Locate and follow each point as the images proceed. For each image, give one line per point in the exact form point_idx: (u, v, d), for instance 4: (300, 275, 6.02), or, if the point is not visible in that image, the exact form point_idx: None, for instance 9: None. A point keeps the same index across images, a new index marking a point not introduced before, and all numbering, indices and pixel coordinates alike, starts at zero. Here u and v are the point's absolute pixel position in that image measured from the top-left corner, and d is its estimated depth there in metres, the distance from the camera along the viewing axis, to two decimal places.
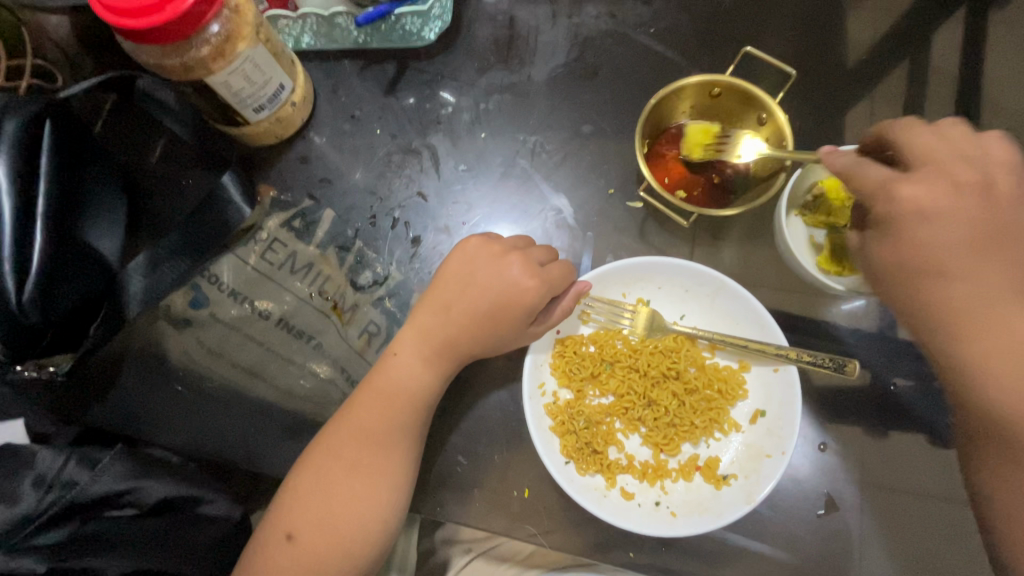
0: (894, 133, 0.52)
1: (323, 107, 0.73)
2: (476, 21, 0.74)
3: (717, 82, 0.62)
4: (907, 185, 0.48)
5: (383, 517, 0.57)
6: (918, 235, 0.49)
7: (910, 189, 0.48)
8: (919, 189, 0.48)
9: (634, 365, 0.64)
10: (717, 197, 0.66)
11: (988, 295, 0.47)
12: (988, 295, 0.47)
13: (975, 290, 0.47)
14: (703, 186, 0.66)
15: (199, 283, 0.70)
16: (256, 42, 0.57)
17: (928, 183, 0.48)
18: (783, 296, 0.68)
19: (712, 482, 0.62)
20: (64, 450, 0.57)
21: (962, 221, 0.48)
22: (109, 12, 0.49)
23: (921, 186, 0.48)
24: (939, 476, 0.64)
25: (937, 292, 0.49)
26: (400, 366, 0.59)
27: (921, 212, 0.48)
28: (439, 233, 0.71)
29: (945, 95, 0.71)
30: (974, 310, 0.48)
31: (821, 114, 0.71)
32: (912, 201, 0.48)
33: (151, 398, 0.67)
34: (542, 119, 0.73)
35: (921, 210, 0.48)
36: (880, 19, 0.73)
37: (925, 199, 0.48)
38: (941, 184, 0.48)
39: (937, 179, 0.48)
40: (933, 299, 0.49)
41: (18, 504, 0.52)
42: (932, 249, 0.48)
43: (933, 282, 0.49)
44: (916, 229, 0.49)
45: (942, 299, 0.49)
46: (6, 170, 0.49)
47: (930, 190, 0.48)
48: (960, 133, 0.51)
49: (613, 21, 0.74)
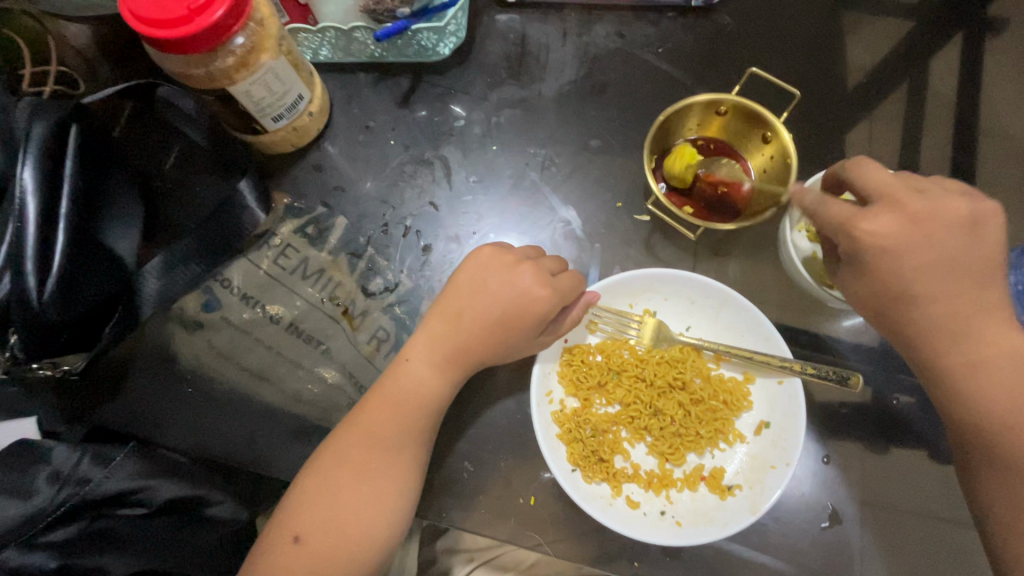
0: (845, 168, 0.53)
1: (338, 118, 0.75)
2: (488, 37, 0.76)
3: (723, 101, 0.64)
4: (867, 222, 0.49)
5: (390, 521, 0.57)
6: (883, 266, 0.50)
7: (872, 224, 0.49)
8: (880, 224, 0.49)
9: (641, 375, 0.65)
10: (717, 212, 0.67)
11: (953, 313, 0.50)
12: (956, 315, 0.50)
13: (937, 312, 0.51)
14: (702, 202, 0.67)
15: (212, 286, 0.71)
16: (278, 54, 0.59)
17: (886, 218, 0.49)
18: (785, 312, 0.69)
19: (717, 491, 0.62)
20: (80, 446, 0.56)
21: (927, 247, 0.49)
22: (140, 22, 0.51)
23: (880, 221, 0.49)
24: (939, 491, 0.65)
25: (909, 313, 0.51)
26: (412, 372, 0.60)
27: (884, 247, 0.49)
28: (450, 242, 0.73)
29: (943, 118, 0.73)
30: (948, 327, 0.51)
31: (822, 133, 0.73)
32: (877, 236, 0.49)
33: (161, 401, 0.68)
34: (551, 133, 0.75)
35: (883, 244, 0.49)
36: (879, 44, 0.75)
37: (886, 233, 0.49)
38: (898, 216, 0.49)
39: (891, 213, 0.49)
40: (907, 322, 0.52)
41: (31, 499, 0.52)
42: (905, 274, 0.50)
43: (906, 303, 0.51)
44: (881, 261, 0.50)
45: (917, 318, 0.51)
46: (33, 174, 0.51)
47: (887, 224, 0.49)
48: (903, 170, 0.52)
49: (621, 40, 0.76)
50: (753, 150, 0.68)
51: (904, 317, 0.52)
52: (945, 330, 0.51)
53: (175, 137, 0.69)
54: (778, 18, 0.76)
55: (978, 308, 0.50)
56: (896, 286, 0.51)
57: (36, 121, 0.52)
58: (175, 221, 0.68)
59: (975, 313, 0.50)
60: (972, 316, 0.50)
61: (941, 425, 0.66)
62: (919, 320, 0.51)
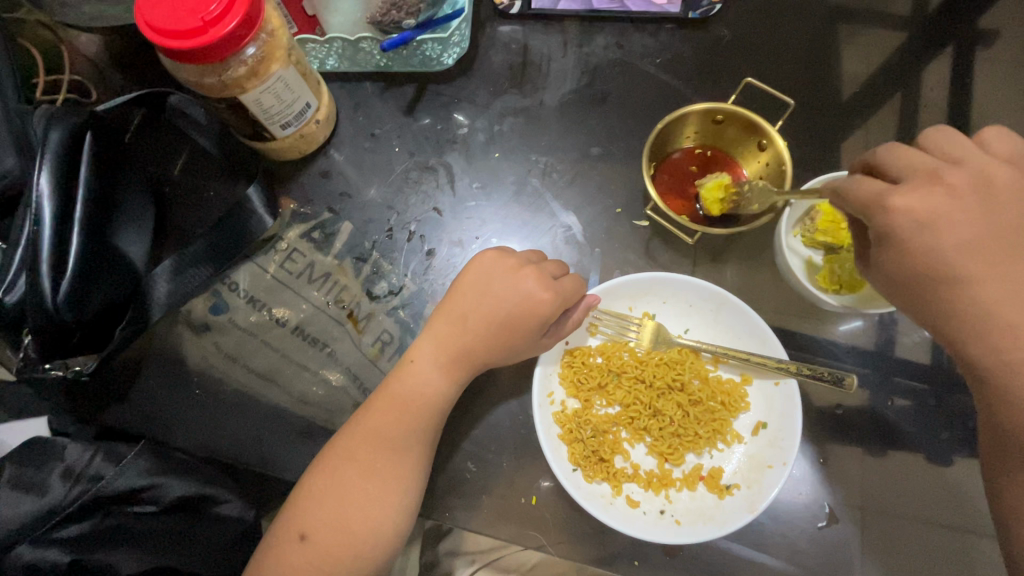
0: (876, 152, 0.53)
1: (345, 125, 0.77)
2: (492, 48, 0.78)
3: (719, 110, 0.66)
4: (899, 196, 0.49)
5: (395, 520, 0.58)
6: (916, 243, 0.49)
7: (905, 200, 0.48)
8: (912, 199, 0.48)
9: (640, 376, 0.66)
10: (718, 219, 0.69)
11: (1010, 295, 0.47)
12: (1012, 298, 0.47)
13: (990, 293, 0.48)
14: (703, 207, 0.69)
15: (220, 290, 0.72)
16: (288, 64, 0.61)
17: (921, 192, 0.48)
18: (782, 315, 0.71)
19: (715, 491, 0.64)
20: (92, 444, 0.60)
21: (967, 220, 0.48)
22: (156, 34, 0.53)
23: (913, 197, 0.48)
24: (934, 492, 0.66)
25: (957, 295, 0.49)
26: (416, 373, 0.61)
27: (919, 222, 0.48)
28: (453, 246, 0.74)
29: (935, 127, 0.75)
30: (1003, 314, 0.48)
31: (818, 142, 0.75)
32: (910, 211, 0.48)
33: (170, 402, 0.69)
34: (553, 141, 0.77)
35: (917, 218, 0.48)
36: (872, 54, 0.77)
37: (919, 207, 0.48)
38: (935, 190, 0.48)
39: (926, 188, 0.49)
40: (955, 306, 0.49)
41: (46, 494, 0.55)
42: (945, 252, 0.48)
43: (946, 286, 0.49)
44: (915, 238, 0.49)
45: (957, 302, 0.49)
46: (50, 180, 0.52)
47: (922, 198, 0.48)
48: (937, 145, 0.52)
49: (621, 51, 0.78)
50: (748, 157, 0.70)
51: (944, 304, 0.50)
52: (996, 316, 0.48)
53: (187, 143, 0.73)
54: (773, 30, 0.78)
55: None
56: (936, 265, 0.49)
57: (53, 128, 0.53)
58: (185, 225, 0.72)
59: None
60: None
61: (935, 427, 0.67)
62: (968, 304, 0.49)
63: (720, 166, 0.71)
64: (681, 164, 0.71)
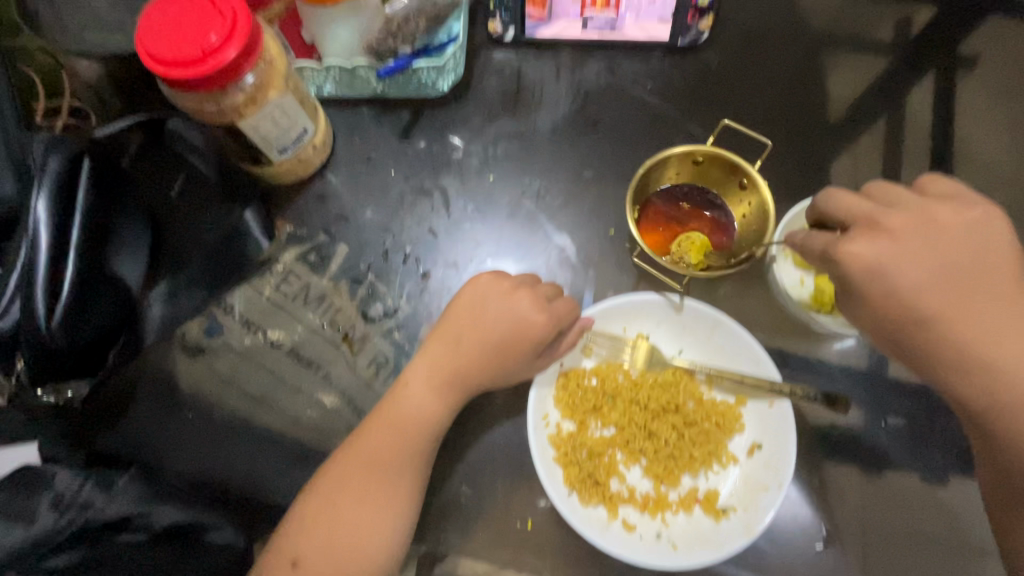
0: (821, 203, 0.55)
1: (341, 150, 0.78)
2: (486, 73, 0.80)
3: (698, 151, 0.67)
4: (851, 244, 0.51)
5: (389, 546, 0.58)
6: (873, 290, 0.51)
7: (852, 247, 0.50)
8: (860, 247, 0.50)
9: (636, 399, 0.66)
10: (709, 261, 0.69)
11: (971, 331, 0.50)
12: (971, 335, 0.50)
13: (954, 331, 0.50)
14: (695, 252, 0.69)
15: (215, 312, 0.73)
16: (285, 91, 0.62)
17: (867, 240, 0.50)
18: (774, 335, 0.71)
19: (711, 514, 0.64)
20: (81, 472, 0.58)
21: (916, 261, 0.50)
22: (156, 64, 0.54)
23: (859, 244, 0.50)
24: (931, 512, 0.66)
25: (922, 335, 0.51)
26: (411, 396, 0.61)
27: (870, 268, 0.50)
28: (448, 268, 0.75)
29: (920, 148, 0.77)
30: (962, 350, 0.50)
31: (806, 164, 0.76)
32: (859, 258, 0.50)
33: (163, 428, 0.70)
34: (547, 165, 0.78)
35: (866, 265, 0.50)
36: (858, 79, 0.79)
37: (867, 254, 0.50)
38: (879, 238, 0.50)
39: (873, 236, 0.51)
40: (923, 344, 0.51)
41: (33, 524, 0.53)
42: (904, 293, 0.50)
43: (926, 328, 0.51)
44: (874, 284, 0.50)
45: (937, 341, 0.51)
46: (48, 205, 0.52)
47: (868, 246, 0.50)
48: (879, 189, 0.54)
49: (612, 76, 0.79)
50: (733, 198, 0.70)
51: (930, 344, 0.51)
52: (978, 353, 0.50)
53: None
54: (760, 57, 0.80)
55: (998, 326, 0.50)
56: (905, 311, 0.51)
57: (51, 155, 0.54)
58: None
59: (990, 333, 0.50)
60: (987, 335, 0.50)
61: (930, 445, 0.68)
62: (933, 341, 0.51)
63: (708, 206, 0.70)
64: (668, 206, 0.70)
